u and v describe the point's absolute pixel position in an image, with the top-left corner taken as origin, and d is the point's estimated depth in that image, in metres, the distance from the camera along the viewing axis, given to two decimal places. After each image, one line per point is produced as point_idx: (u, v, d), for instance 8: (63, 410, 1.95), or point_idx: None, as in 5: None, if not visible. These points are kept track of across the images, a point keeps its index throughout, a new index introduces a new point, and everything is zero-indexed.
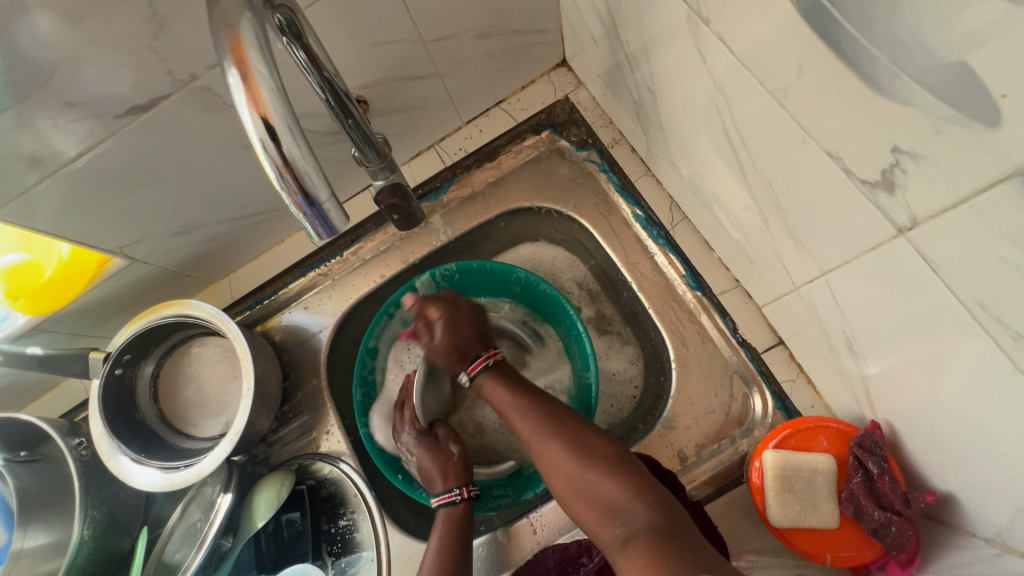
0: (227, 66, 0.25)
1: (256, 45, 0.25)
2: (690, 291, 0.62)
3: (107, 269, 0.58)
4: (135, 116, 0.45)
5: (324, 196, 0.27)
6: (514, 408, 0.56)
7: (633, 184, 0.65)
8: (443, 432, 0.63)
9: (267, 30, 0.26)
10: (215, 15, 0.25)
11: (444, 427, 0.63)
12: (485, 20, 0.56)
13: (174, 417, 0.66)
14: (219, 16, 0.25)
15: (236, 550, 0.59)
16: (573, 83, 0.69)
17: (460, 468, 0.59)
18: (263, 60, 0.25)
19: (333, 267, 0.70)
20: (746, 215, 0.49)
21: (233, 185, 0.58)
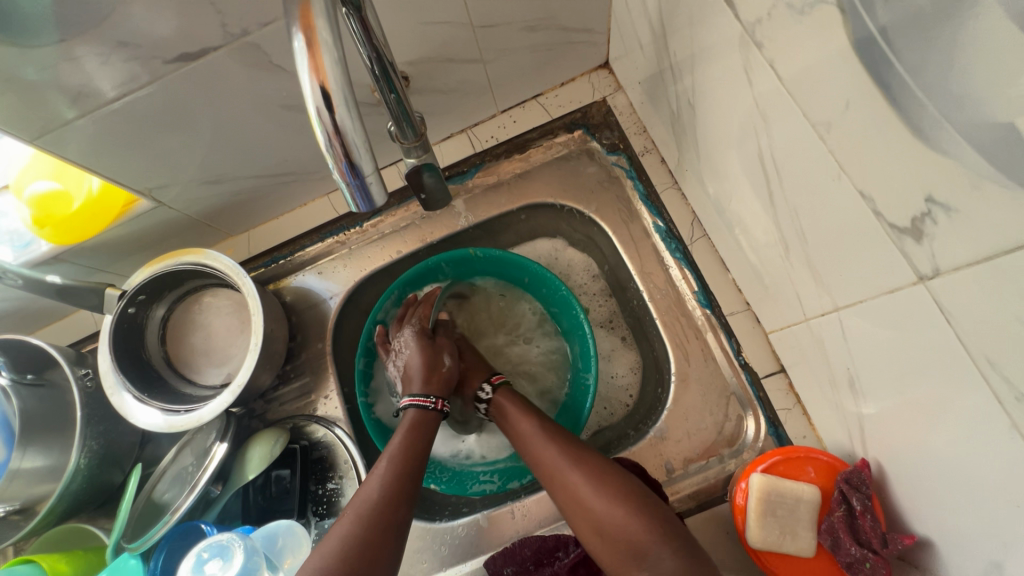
0: (293, 29, 0.26)
1: (325, 15, 0.25)
2: (700, 308, 0.62)
3: (133, 209, 0.59)
4: (184, 64, 0.46)
5: (369, 169, 0.27)
6: (535, 436, 0.57)
7: (658, 195, 0.66)
8: (441, 343, 0.66)
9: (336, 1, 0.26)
10: None
11: (444, 339, 0.66)
12: (536, 12, 0.56)
13: (178, 362, 0.67)
14: None
15: (224, 498, 0.61)
16: (613, 87, 0.69)
17: (444, 379, 0.62)
18: (330, 30, 0.25)
19: (351, 236, 0.71)
20: (768, 241, 0.50)
21: (267, 143, 0.58)
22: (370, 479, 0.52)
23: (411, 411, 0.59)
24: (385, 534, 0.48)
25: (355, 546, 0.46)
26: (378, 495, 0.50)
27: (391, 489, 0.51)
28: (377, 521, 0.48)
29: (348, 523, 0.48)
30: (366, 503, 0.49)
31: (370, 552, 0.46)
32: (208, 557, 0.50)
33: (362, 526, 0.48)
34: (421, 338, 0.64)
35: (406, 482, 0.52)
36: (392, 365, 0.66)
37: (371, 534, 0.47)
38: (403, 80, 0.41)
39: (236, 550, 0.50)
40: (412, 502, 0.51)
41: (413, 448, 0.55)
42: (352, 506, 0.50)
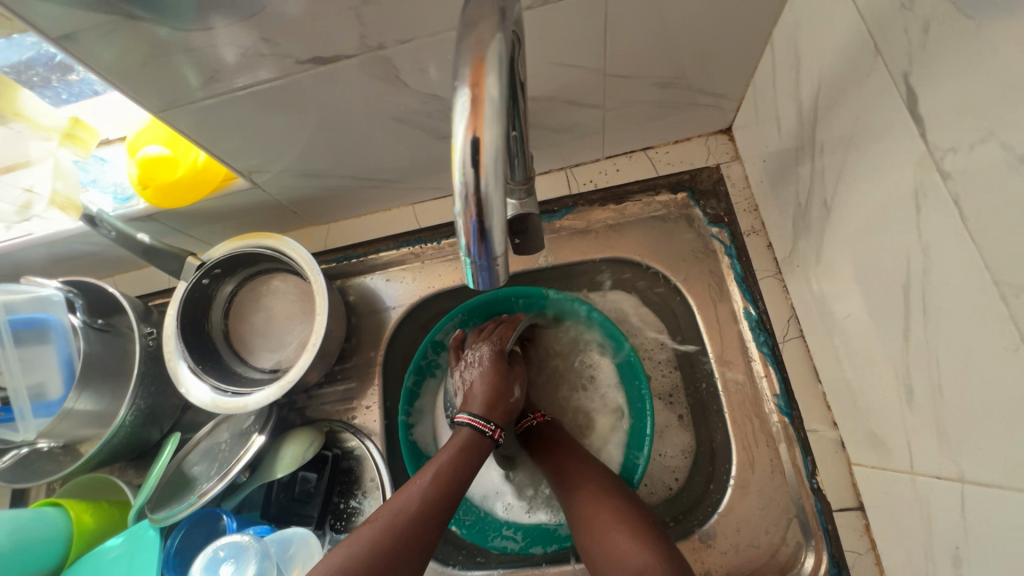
0: (457, 81, 0.22)
1: (498, 70, 0.22)
2: (778, 414, 0.57)
3: (231, 184, 0.60)
4: (315, 66, 0.45)
5: (500, 250, 0.24)
6: (566, 459, 0.58)
7: (756, 281, 0.61)
8: (516, 372, 0.61)
9: (511, 54, 0.23)
10: (469, 15, 0.22)
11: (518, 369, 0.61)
12: (672, 71, 0.53)
13: (236, 338, 0.68)
14: (471, 21, 0.22)
15: (247, 487, 0.60)
16: (730, 155, 0.65)
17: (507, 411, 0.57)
18: (499, 87, 0.22)
19: (427, 250, 0.70)
20: (881, 372, 0.44)
21: (370, 150, 0.58)
22: (406, 488, 0.49)
23: (465, 428, 0.55)
24: (408, 551, 0.45)
25: (375, 552, 0.44)
26: (411, 507, 0.47)
27: (423, 498, 0.48)
28: (405, 537, 0.45)
29: (372, 529, 0.45)
30: (396, 513, 0.47)
31: (387, 565, 0.43)
32: (224, 557, 0.49)
33: (387, 535, 0.45)
34: (498, 360, 0.60)
35: (445, 505, 0.49)
36: (458, 375, 0.63)
37: (392, 546, 0.44)
38: (528, 113, 0.38)
39: (251, 555, 0.49)
40: (442, 524, 0.48)
41: (458, 469, 0.51)
42: (382, 511, 0.47)
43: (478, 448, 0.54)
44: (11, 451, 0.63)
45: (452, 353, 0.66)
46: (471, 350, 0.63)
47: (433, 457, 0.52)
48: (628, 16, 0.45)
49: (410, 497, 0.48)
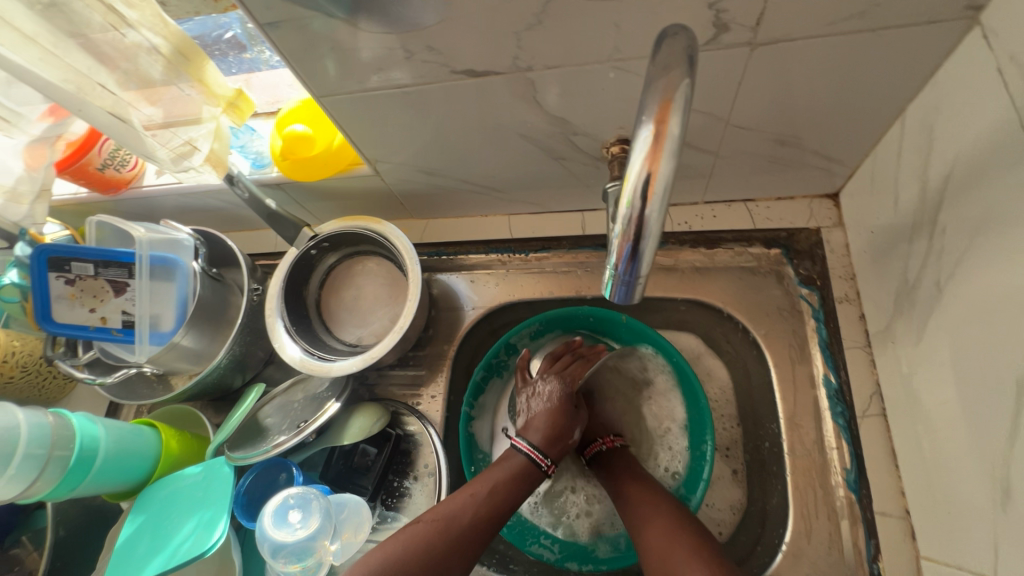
0: (641, 119, 0.25)
1: (681, 111, 0.24)
2: (844, 489, 0.56)
3: (355, 169, 0.66)
4: (465, 77, 0.49)
5: (644, 269, 0.28)
6: (618, 471, 0.60)
7: (841, 349, 0.60)
8: (575, 416, 0.63)
9: (692, 94, 0.25)
10: (660, 61, 0.25)
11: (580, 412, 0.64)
12: (794, 130, 0.54)
13: (326, 308, 0.73)
14: (662, 65, 0.25)
15: (313, 448, 0.64)
16: (833, 221, 0.64)
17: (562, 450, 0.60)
18: (679, 125, 0.24)
19: (513, 260, 0.73)
20: (971, 468, 0.43)
21: (486, 160, 0.62)
22: (460, 495, 0.52)
23: (520, 454, 0.57)
24: (454, 558, 0.47)
25: (425, 552, 0.47)
26: (464, 516, 0.50)
27: (475, 508, 0.51)
28: (453, 543, 0.48)
29: (427, 529, 0.48)
30: (449, 519, 0.49)
31: (433, 567, 0.46)
32: (293, 505, 0.52)
33: (438, 539, 0.48)
34: (565, 403, 0.63)
35: (491, 523, 0.51)
36: (520, 400, 0.65)
37: (440, 551, 0.47)
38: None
39: (316, 510, 0.52)
40: (486, 538, 0.50)
41: (507, 491, 0.53)
42: (438, 511, 0.50)
43: (525, 478, 0.56)
44: (121, 369, 0.67)
45: (517, 377, 0.69)
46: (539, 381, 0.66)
47: (487, 470, 0.55)
48: (765, 75, 0.47)
49: (465, 506, 0.51)
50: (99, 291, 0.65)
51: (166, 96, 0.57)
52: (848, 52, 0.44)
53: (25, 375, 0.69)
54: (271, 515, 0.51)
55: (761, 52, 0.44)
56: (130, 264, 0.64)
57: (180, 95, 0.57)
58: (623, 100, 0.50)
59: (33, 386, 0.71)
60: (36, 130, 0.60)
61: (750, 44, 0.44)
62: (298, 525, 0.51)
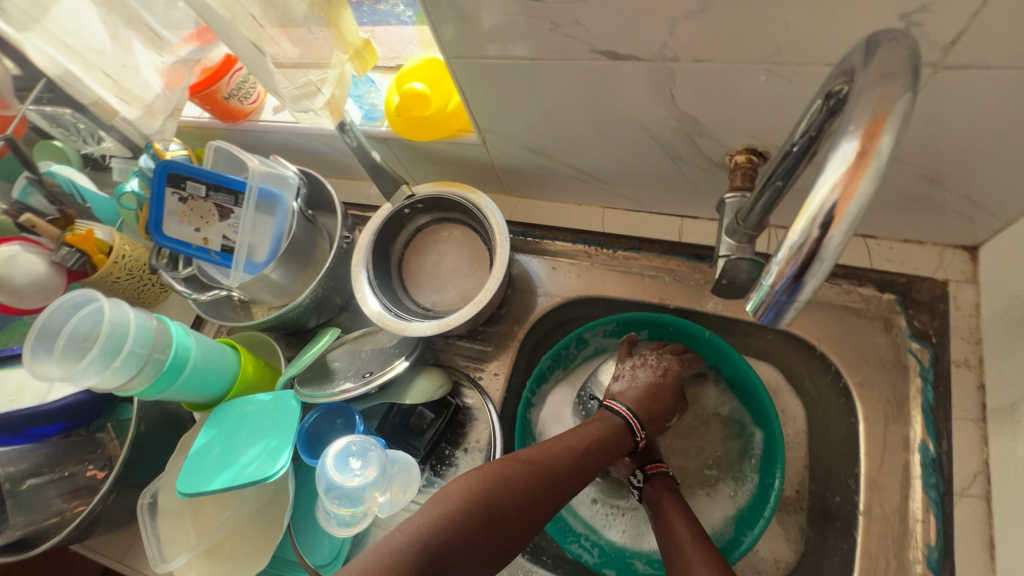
0: (842, 131, 0.23)
1: (894, 133, 0.22)
2: (923, 567, 0.51)
3: (462, 137, 0.65)
4: (602, 59, 0.47)
5: (801, 298, 0.25)
6: (688, 546, 0.51)
7: (946, 417, 0.54)
8: (675, 402, 0.60)
9: (907, 119, 0.23)
10: (876, 78, 0.23)
11: (682, 396, 0.61)
12: (951, 170, 0.48)
13: (407, 268, 0.74)
14: (879, 82, 0.23)
15: (376, 401, 0.65)
16: (965, 276, 0.58)
17: (655, 425, 0.58)
18: (887, 148, 0.22)
19: (599, 254, 0.71)
20: None
21: (596, 148, 0.60)
22: (555, 445, 0.51)
23: (617, 418, 0.56)
24: (544, 503, 0.47)
25: (522, 491, 0.46)
26: (559, 466, 0.49)
27: (570, 462, 0.50)
28: (546, 487, 0.47)
29: (524, 470, 0.47)
30: (546, 463, 0.49)
31: (526, 505, 0.46)
32: (354, 452, 0.54)
33: (533, 482, 0.47)
34: (675, 384, 0.60)
35: (581, 476, 0.50)
36: (624, 365, 0.63)
37: (534, 491, 0.47)
38: (805, 170, 0.37)
39: (376, 461, 0.54)
40: (572, 493, 0.50)
41: (600, 451, 0.52)
42: (534, 455, 0.49)
43: (620, 438, 0.55)
44: (214, 290, 0.71)
45: (621, 347, 0.67)
46: (645, 353, 0.63)
47: (582, 426, 0.54)
48: (940, 103, 0.42)
49: (560, 457, 0.49)
50: (206, 214, 0.68)
51: (298, 36, 0.57)
52: None
53: (130, 278, 0.74)
54: (334, 458, 0.53)
55: (945, 77, 0.40)
56: (238, 192, 0.67)
57: (307, 37, 0.57)
58: (766, 108, 0.47)
59: (135, 289, 0.76)
60: (182, 52, 0.62)
61: (934, 66, 0.39)
62: (357, 471, 0.53)
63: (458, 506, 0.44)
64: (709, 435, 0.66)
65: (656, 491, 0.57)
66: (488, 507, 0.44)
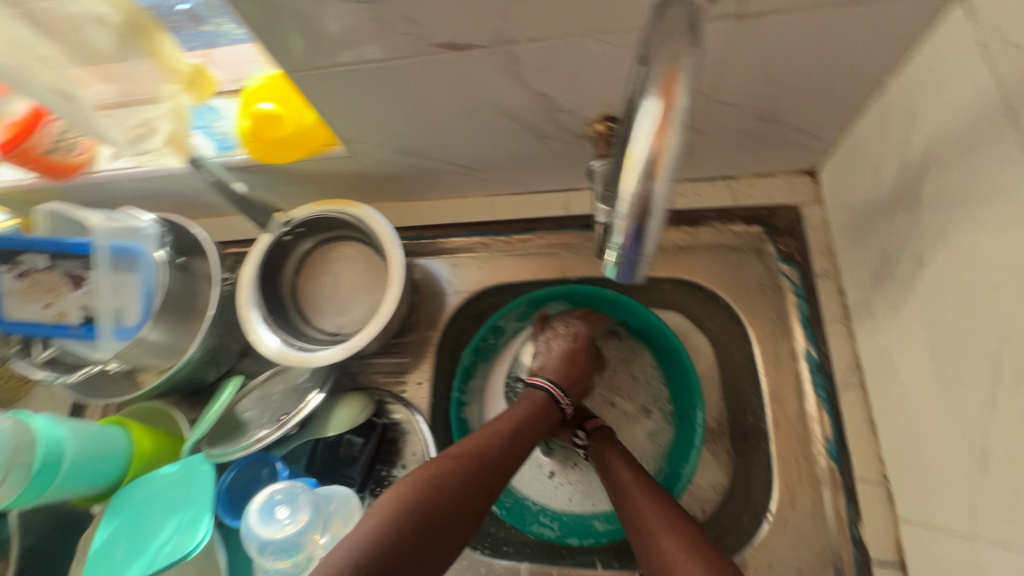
0: (645, 92, 0.25)
1: (686, 86, 0.24)
2: (826, 459, 0.57)
3: (328, 150, 0.63)
4: (444, 52, 0.47)
5: (650, 246, 0.27)
6: (633, 490, 0.54)
7: (821, 324, 0.61)
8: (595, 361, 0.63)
9: (695, 70, 0.25)
10: (660, 41, 0.25)
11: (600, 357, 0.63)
12: (779, 107, 0.54)
13: (302, 297, 0.71)
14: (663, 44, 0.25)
15: (299, 441, 0.62)
16: (812, 197, 0.65)
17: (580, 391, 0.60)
18: (684, 100, 0.24)
19: (496, 243, 0.72)
20: (945, 436, 0.45)
21: (466, 140, 0.60)
22: (483, 433, 0.51)
23: (541, 392, 0.57)
24: (481, 490, 0.47)
25: (455, 485, 0.46)
26: (489, 453, 0.49)
27: (499, 445, 0.50)
28: (482, 475, 0.47)
29: (454, 464, 0.47)
30: (478, 453, 0.49)
31: (464, 497, 0.46)
32: (280, 501, 0.51)
33: (467, 473, 0.47)
34: (588, 345, 0.62)
35: (513, 457, 0.50)
36: (540, 341, 0.65)
37: (466, 483, 0.46)
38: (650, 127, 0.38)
39: (306, 505, 0.51)
40: (511, 474, 0.50)
41: (529, 429, 0.53)
42: (462, 448, 0.49)
43: (547, 411, 0.56)
44: (87, 368, 0.62)
45: (535, 325, 0.68)
46: (559, 322, 0.64)
47: (509, 409, 0.55)
48: (752, 49, 0.46)
49: (490, 444, 0.50)
50: (54, 286, 0.61)
51: (115, 72, 0.53)
52: (833, 27, 0.44)
53: None
54: (259, 512, 0.50)
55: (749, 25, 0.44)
56: (86, 256, 0.61)
57: (132, 71, 0.53)
58: (608, 76, 0.49)
59: None
60: None
61: (737, 16, 0.43)
62: (287, 520, 0.50)
63: (389, 516, 0.43)
64: (631, 381, 0.69)
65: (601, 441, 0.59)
66: (420, 509, 0.43)
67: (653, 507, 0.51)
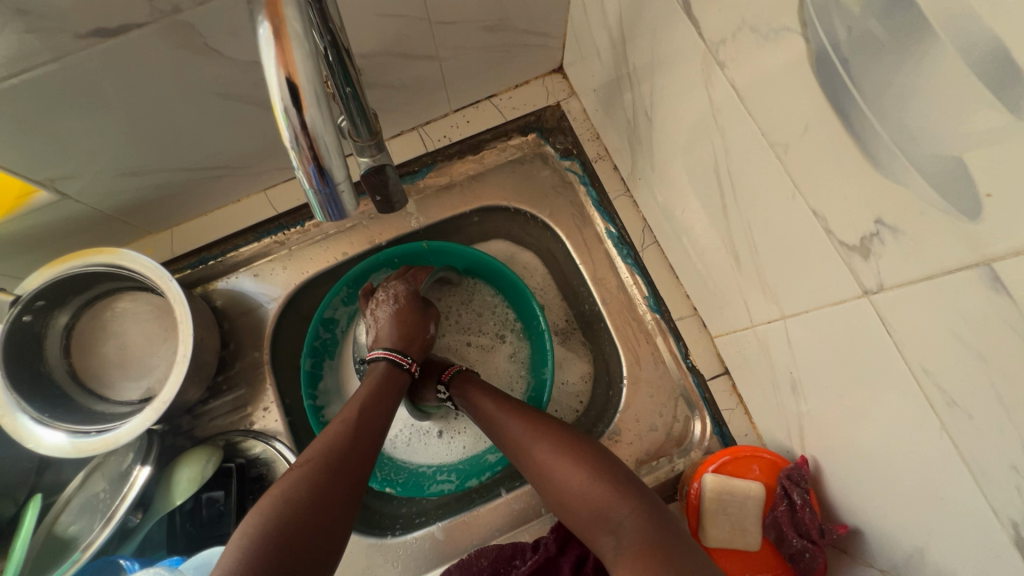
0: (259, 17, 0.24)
1: (293, 3, 0.23)
2: (650, 312, 0.64)
3: (32, 200, 0.52)
4: (99, 40, 0.40)
5: (341, 175, 0.26)
6: (499, 414, 0.55)
7: (610, 202, 0.67)
8: (427, 312, 0.63)
9: None
10: None
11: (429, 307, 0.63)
12: (494, 13, 0.55)
13: (87, 376, 0.60)
14: None
15: (146, 526, 0.56)
16: (567, 91, 0.69)
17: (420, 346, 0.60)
18: (298, 20, 0.24)
19: (292, 236, 0.66)
20: (713, 253, 0.52)
21: (196, 136, 0.53)
22: (327, 433, 0.48)
23: (381, 362, 0.57)
24: (343, 487, 0.44)
25: (312, 491, 0.42)
26: (340, 447, 0.46)
27: (348, 434, 0.48)
28: (339, 470, 0.45)
29: (305, 473, 0.43)
30: (328, 452, 0.46)
31: (325, 499, 0.42)
32: None
33: (321, 475, 0.44)
34: (412, 301, 0.61)
35: (367, 444, 0.48)
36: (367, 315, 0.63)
37: (327, 481, 0.43)
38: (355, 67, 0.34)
39: None
40: (373, 454, 0.49)
41: (375, 409, 0.51)
42: (308, 455, 0.45)
43: (392, 379, 0.56)
44: None
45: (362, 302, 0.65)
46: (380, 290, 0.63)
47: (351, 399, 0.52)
48: None
49: (338, 440, 0.47)
50: None
51: None
52: None
53: None
54: None
55: None
56: None
57: None
58: None
59: None
60: None
61: None
62: None
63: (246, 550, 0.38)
64: (473, 318, 0.71)
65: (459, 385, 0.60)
66: (279, 529, 0.39)
67: (522, 424, 0.54)
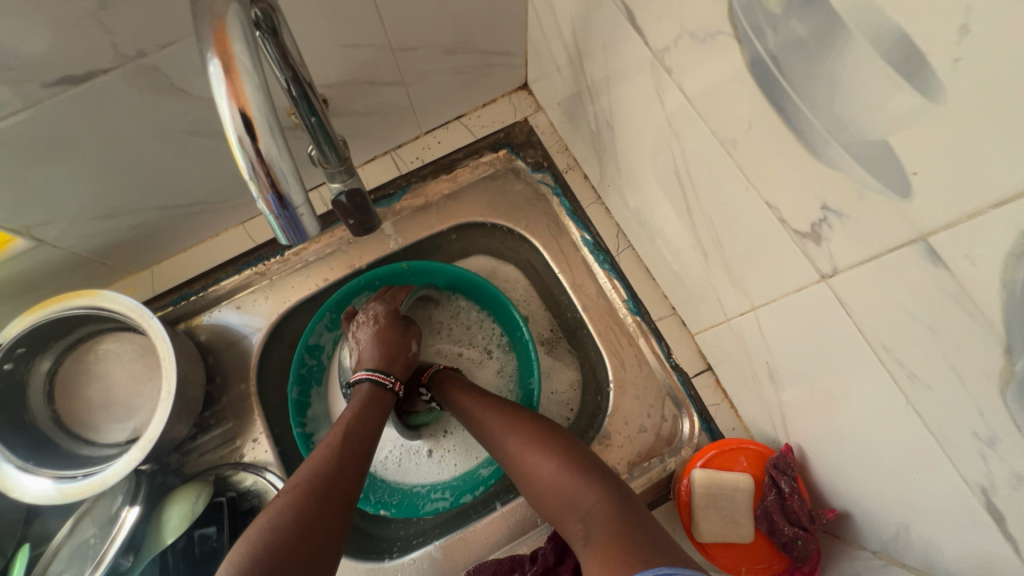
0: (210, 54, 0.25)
1: (241, 40, 0.25)
2: (630, 315, 0.65)
3: (9, 248, 0.52)
4: (67, 87, 0.41)
5: (300, 200, 0.26)
6: (483, 413, 0.56)
7: (584, 210, 0.68)
8: (408, 331, 0.63)
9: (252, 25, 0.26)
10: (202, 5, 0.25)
11: (410, 325, 0.64)
12: (453, 36, 0.57)
13: (72, 421, 0.59)
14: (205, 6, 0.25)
15: (136, 569, 0.54)
16: (533, 107, 0.71)
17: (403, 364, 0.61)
18: (247, 54, 0.25)
19: (271, 266, 0.67)
20: (683, 251, 0.53)
21: (169, 175, 0.54)
22: (313, 459, 0.48)
23: (365, 384, 0.57)
24: (330, 511, 0.44)
25: (298, 515, 0.42)
26: (326, 471, 0.46)
27: (333, 457, 0.48)
28: (326, 493, 0.45)
29: (291, 499, 0.44)
30: (314, 476, 0.46)
31: (312, 521, 0.42)
32: None
33: (307, 499, 0.44)
34: (392, 320, 0.62)
35: (354, 466, 0.48)
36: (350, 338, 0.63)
37: (313, 505, 0.43)
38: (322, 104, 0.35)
39: None
40: (361, 477, 0.48)
41: (361, 432, 0.51)
42: (294, 481, 0.45)
43: (378, 401, 0.56)
44: None
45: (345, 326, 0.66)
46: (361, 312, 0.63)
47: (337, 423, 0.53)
48: None
49: (324, 464, 0.47)
50: None
51: None
52: None
53: None
54: None
55: None
56: None
57: None
58: None
59: None
60: None
61: None
62: None
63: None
64: (456, 334, 0.72)
65: (445, 388, 0.60)
66: (266, 558, 0.39)
67: (505, 421, 0.54)
